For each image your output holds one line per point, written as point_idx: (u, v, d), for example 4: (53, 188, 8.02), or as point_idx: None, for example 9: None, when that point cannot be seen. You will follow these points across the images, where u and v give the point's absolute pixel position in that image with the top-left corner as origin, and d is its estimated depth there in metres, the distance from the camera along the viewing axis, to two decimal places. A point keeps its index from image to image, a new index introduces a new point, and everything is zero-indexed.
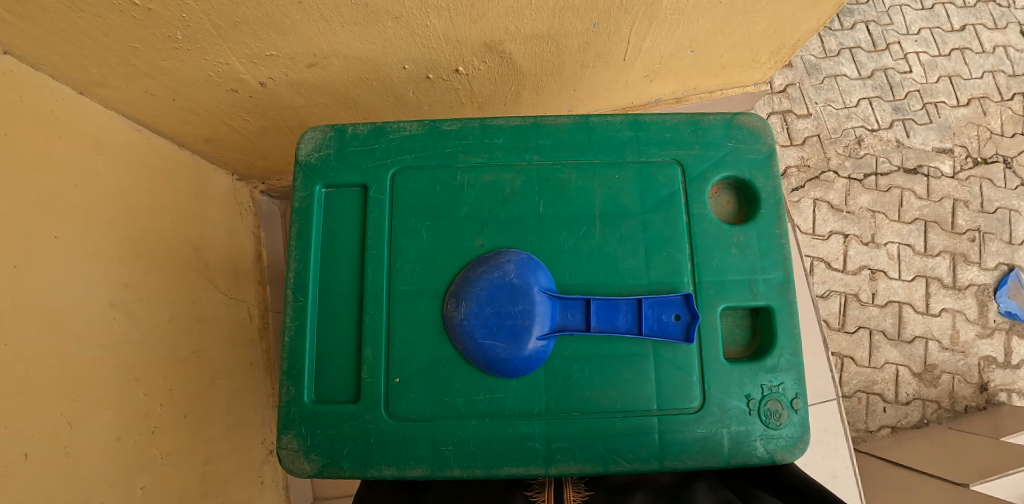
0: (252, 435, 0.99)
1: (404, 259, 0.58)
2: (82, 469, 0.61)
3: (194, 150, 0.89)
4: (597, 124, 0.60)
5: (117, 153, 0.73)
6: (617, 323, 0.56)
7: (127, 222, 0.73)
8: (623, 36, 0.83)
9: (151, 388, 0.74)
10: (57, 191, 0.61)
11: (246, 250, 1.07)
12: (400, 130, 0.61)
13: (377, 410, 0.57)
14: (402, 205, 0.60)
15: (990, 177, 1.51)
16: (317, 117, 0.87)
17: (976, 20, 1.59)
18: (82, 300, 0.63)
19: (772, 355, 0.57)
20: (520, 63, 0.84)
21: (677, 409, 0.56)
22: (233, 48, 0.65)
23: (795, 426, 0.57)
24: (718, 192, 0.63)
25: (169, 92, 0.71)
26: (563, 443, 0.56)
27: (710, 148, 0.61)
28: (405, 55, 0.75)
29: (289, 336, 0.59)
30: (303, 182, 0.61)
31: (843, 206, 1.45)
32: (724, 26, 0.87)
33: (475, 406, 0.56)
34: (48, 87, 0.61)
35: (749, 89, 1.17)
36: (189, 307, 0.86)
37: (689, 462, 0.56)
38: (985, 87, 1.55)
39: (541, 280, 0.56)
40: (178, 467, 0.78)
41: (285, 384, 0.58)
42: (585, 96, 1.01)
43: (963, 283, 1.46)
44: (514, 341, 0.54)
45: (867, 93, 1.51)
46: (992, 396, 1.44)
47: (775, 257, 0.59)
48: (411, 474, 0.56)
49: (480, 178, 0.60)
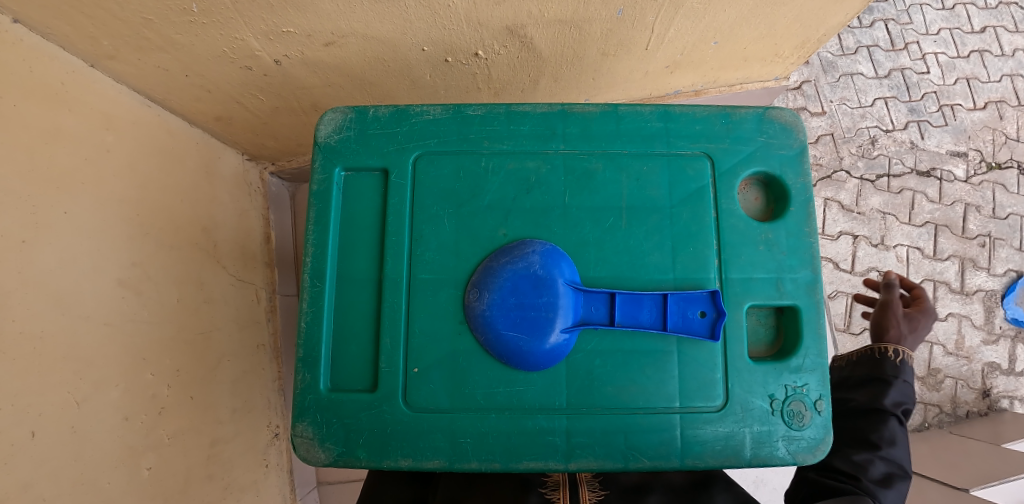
0: (257, 418, 0.99)
1: (425, 246, 0.57)
2: (89, 449, 0.60)
3: (204, 128, 0.87)
4: (626, 113, 0.58)
5: (128, 129, 0.71)
6: (641, 318, 0.54)
7: (137, 200, 0.71)
8: (647, 24, 0.81)
9: (158, 369, 0.73)
10: (67, 166, 0.59)
11: (255, 231, 1.05)
12: (423, 114, 0.59)
13: (394, 400, 0.56)
14: (424, 190, 0.58)
15: (1004, 182, 1.49)
16: (331, 98, 0.85)
17: (997, 22, 1.56)
18: (91, 278, 0.62)
19: (797, 356, 0.56)
20: (541, 49, 0.82)
21: (700, 407, 0.55)
22: (249, 23, 0.63)
23: (818, 428, 0.55)
24: (746, 188, 0.61)
25: (182, 68, 0.70)
26: (583, 438, 0.55)
27: (741, 142, 0.59)
28: (424, 36, 0.73)
29: (305, 322, 0.57)
30: (321, 164, 0.59)
31: (855, 206, 1.43)
32: (749, 18, 0.85)
33: (494, 398, 0.55)
34: (58, 59, 0.59)
35: (769, 84, 1.16)
36: (197, 287, 0.84)
37: (710, 461, 0.55)
38: (1002, 90, 1.53)
39: (565, 272, 0.55)
40: (183, 449, 0.77)
41: (299, 371, 0.57)
42: (604, 85, 0.99)
43: (971, 288, 1.44)
44: (536, 333, 0.53)
45: (883, 93, 1.49)
46: (994, 403, 1.44)
47: (804, 255, 0.57)
48: (428, 466, 0.55)
49: (505, 165, 0.58)
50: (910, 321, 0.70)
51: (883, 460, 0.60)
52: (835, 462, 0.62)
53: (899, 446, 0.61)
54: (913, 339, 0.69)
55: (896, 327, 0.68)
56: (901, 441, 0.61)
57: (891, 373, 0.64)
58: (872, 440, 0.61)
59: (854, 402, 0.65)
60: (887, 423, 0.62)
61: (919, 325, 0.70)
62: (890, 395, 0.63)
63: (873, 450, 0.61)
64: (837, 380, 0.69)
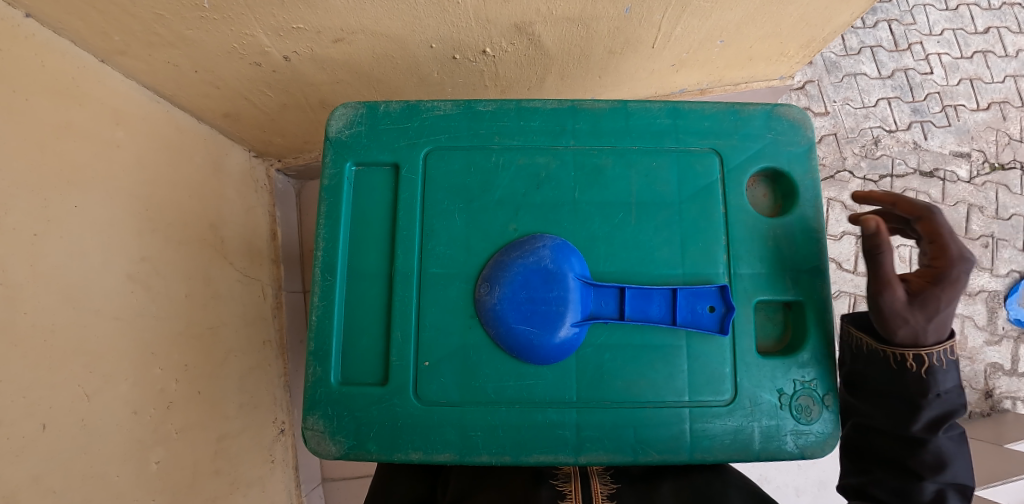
0: (263, 414, 0.99)
1: (436, 241, 0.57)
2: (99, 442, 0.61)
3: (212, 125, 0.88)
4: (635, 110, 0.59)
5: (137, 124, 0.71)
6: (650, 312, 0.55)
7: (146, 195, 0.72)
8: (654, 23, 0.81)
9: (166, 363, 0.73)
10: (78, 160, 0.60)
11: (261, 228, 1.06)
12: (433, 110, 0.59)
13: (405, 394, 0.56)
14: (434, 185, 0.58)
15: (1007, 183, 1.49)
16: (339, 96, 0.85)
17: (1000, 23, 1.56)
18: (102, 272, 0.62)
19: (805, 350, 0.56)
20: (548, 47, 0.83)
21: (708, 401, 0.55)
22: (260, 19, 0.64)
23: (827, 422, 0.56)
24: (754, 184, 0.61)
25: (191, 64, 0.70)
26: (592, 432, 0.55)
27: (749, 139, 0.59)
28: (433, 33, 0.74)
29: (316, 316, 0.58)
30: (332, 159, 0.59)
31: (857, 206, 1.44)
32: (756, 17, 0.85)
33: (505, 392, 0.55)
34: (69, 54, 0.60)
35: (774, 83, 1.16)
36: (204, 283, 0.85)
37: (719, 455, 0.55)
38: (1006, 91, 1.53)
39: (575, 267, 0.55)
40: (191, 444, 0.78)
41: (311, 365, 0.57)
42: (609, 83, 0.99)
43: (974, 288, 1.45)
44: (547, 327, 0.54)
45: (886, 93, 1.49)
46: (997, 404, 1.43)
47: (812, 251, 0.57)
48: (438, 459, 0.55)
49: (515, 160, 0.58)
50: (920, 307, 0.48)
51: (937, 482, 0.49)
52: (874, 489, 0.52)
53: (952, 459, 0.49)
54: (937, 327, 0.48)
55: (904, 327, 0.49)
56: (952, 454, 0.49)
57: (918, 389, 0.49)
58: (912, 468, 0.49)
59: (880, 420, 0.52)
60: (928, 448, 0.49)
61: (939, 297, 0.48)
62: (924, 416, 0.49)
63: (916, 481, 0.49)
64: (855, 373, 0.55)
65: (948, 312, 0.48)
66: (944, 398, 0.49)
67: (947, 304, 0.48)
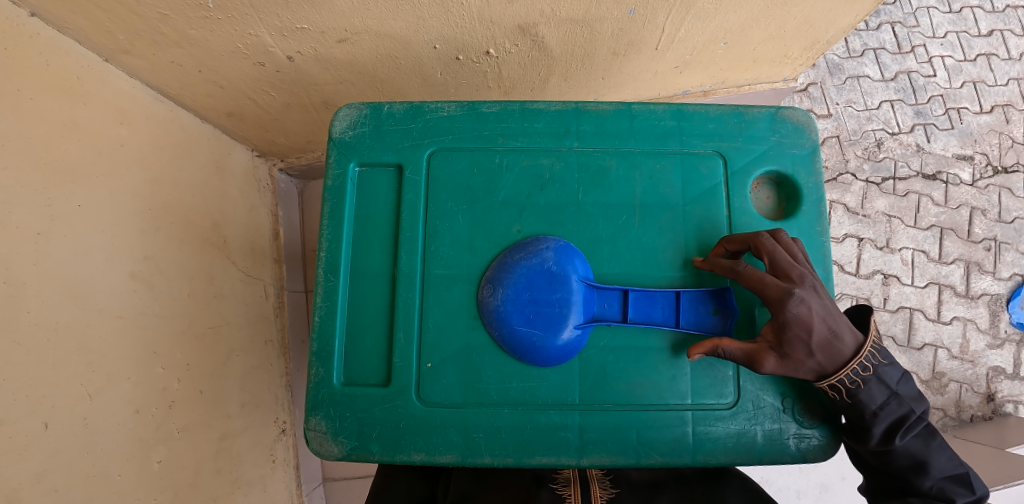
0: (264, 413, 0.99)
1: (439, 242, 0.57)
2: (101, 441, 0.61)
3: (215, 124, 0.88)
4: (639, 112, 0.59)
5: (141, 123, 0.71)
6: (654, 315, 0.55)
7: (150, 194, 0.72)
8: (658, 24, 0.81)
9: (169, 362, 0.74)
10: (83, 159, 0.60)
11: (263, 227, 1.06)
12: (438, 111, 0.59)
13: (408, 394, 0.56)
14: (438, 186, 0.58)
15: (1010, 186, 1.48)
16: (342, 95, 0.85)
17: (1004, 25, 1.56)
18: (105, 270, 0.63)
19: None
20: (552, 48, 0.83)
21: (711, 404, 0.55)
22: (264, 19, 0.64)
23: (830, 426, 0.55)
24: (758, 187, 0.61)
25: (195, 63, 0.70)
26: (595, 433, 0.55)
27: (753, 141, 0.59)
28: (437, 34, 0.74)
29: (319, 317, 0.57)
30: (336, 159, 0.59)
31: (860, 209, 1.43)
32: (759, 19, 0.85)
33: (508, 394, 0.55)
34: (74, 52, 0.60)
35: (777, 85, 1.16)
36: (207, 282, 0.85)
37: (721, 458, 0.55)
38: (1009, 94, 1.52)
39: (578, 269, 0.55)
40: (192, 443, 0.78)
41: (313, 366, 0.57)
42: (613, 85, 0.99)
43: (976, 292, 1.44)
44: (549, 328, 0.53)
45: (889, 96, 1.49)
46: (999, 407, 1.43)
47: (816, 254, 0.57)
48: (441, 460, 0.55)
49: (519, 161, 0.58)
50: (792, 351, 0.48)
51: (931, 480, 0.49)
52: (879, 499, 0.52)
53: (937, 455, 0.49)
54: (823, 354, 0.48)
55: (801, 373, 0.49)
56: (935, 452, 0.49)
57: (857, 412, 0.50)
58: (897, 472, 0.50)
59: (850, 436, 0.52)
60: (894, 456, 0.49)
61: (797, 335, 0.47)
62: (874, 432, 0.49)
63: (909, 483, 0.50)
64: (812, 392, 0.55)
65: (815, 340, 0.47)
66: (886, 410, 0.49)
67: (808, 334, 0.47)
